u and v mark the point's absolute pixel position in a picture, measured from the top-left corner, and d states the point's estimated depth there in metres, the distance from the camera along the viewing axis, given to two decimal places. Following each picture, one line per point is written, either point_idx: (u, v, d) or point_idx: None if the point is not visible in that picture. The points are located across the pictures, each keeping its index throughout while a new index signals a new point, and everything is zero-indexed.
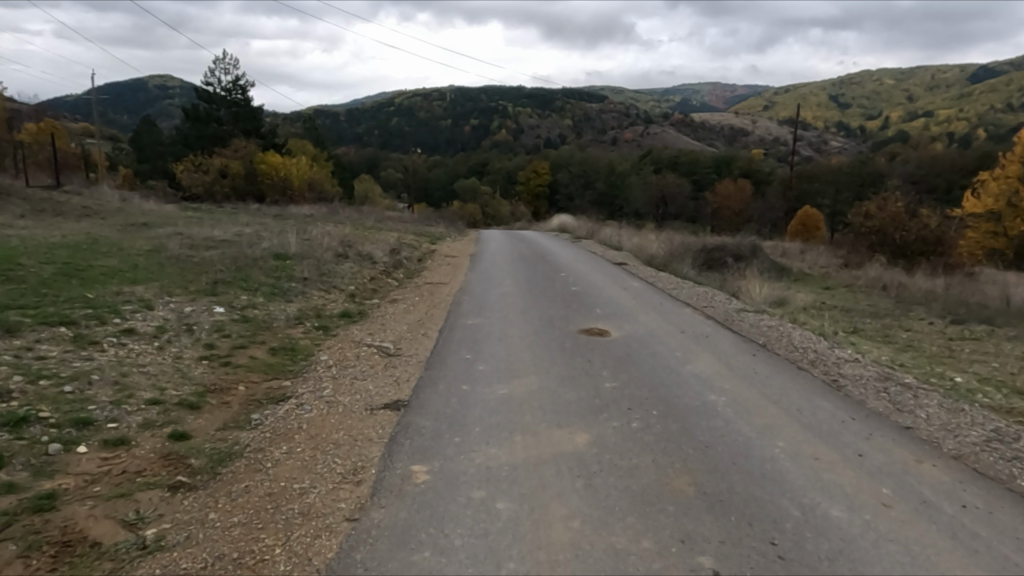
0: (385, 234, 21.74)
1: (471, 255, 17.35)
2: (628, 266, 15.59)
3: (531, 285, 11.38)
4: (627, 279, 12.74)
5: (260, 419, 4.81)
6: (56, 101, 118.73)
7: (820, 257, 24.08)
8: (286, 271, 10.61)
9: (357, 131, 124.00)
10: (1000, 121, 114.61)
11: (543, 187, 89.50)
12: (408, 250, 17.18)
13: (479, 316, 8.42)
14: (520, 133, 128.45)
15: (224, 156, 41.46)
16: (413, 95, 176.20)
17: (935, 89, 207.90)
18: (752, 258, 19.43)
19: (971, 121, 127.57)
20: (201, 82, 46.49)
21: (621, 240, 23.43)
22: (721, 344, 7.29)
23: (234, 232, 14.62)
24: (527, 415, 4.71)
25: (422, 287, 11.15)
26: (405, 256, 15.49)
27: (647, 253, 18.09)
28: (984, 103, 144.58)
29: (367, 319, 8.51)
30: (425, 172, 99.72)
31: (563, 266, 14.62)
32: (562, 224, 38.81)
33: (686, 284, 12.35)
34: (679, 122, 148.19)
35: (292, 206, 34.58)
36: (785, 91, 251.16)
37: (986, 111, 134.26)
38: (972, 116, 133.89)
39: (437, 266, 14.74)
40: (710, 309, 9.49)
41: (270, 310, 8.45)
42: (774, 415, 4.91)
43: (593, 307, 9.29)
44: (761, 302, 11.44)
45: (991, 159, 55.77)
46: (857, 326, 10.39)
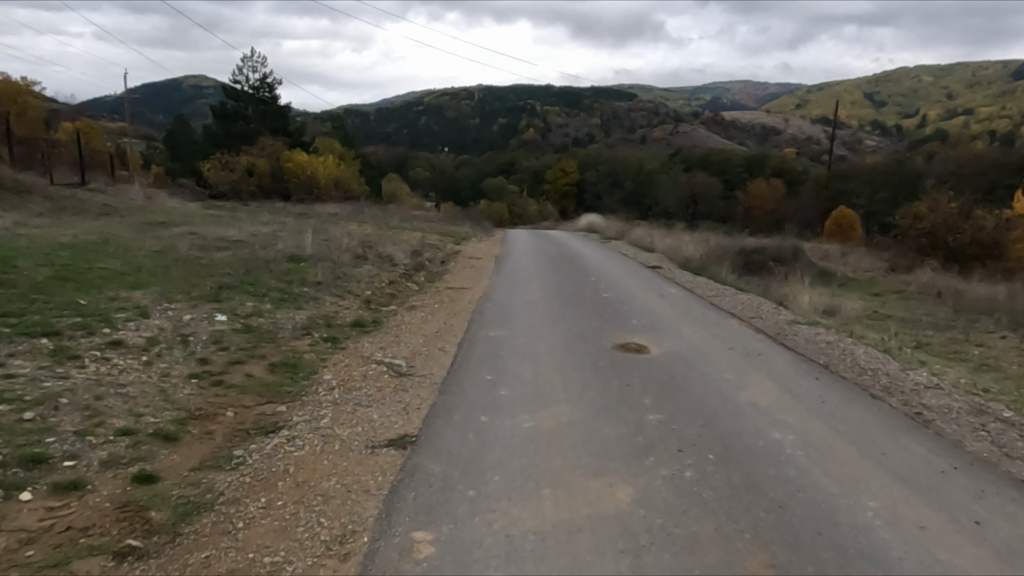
0: (409, 234, 21.20)
1: (497, 257, 16.62)
2: (661, 270, 14.72)
3: (560, 292, 10.58)
4: (663, 285, 11.89)
5: (243, 458, 4.10)
6: (93, 102, 121.32)
7: (865, 260, 22.89)
8: (298, 274, 9.97)
9: (385, 131, 124.16)
10: None
11: (570, 187, 88.42)
12: (431, 252, 16.54)
13: (502, 327, 7.67)
14: (548, 132, 127.62)
15: (251, 154, 41.35)
16: (441, 94, 176.17)
17: (975, 87, 201.74)
18: (793, 261, 18.39)
19: (1014, 119, 123.25)
20: (229, 80, 46.53)
21: (653, 241, 22.56)
22: (776, 365, 6.44)
23: (250, 232, 14.08)
24: (556, 459, 3.93)
25: (444, 292, 10.44)
26: (427, 258, 14.83)
27: (682, 255, 17.19)
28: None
29: (381, 328, 7.80)
30: (452, 171, 99.28)
31: (593, 270, 13.80)
32: (590, 225, 37.93)
33: (728, 291, 11.44)
34: (709, 121, 145.77)
35: (317, 205, 34.35)
36: (819, 89, 246.27)
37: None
38: (1014, 115, 129.53)
39: (461, 269, 14.02)
40: (758, 321, 8.60)
41: (277, 318, 7.80)
42: (856, 462, 4.05)
43: (629, 318, 8.47)
44: (810, 311, 10.53)
45: None
46: (920, 339, 9.41)
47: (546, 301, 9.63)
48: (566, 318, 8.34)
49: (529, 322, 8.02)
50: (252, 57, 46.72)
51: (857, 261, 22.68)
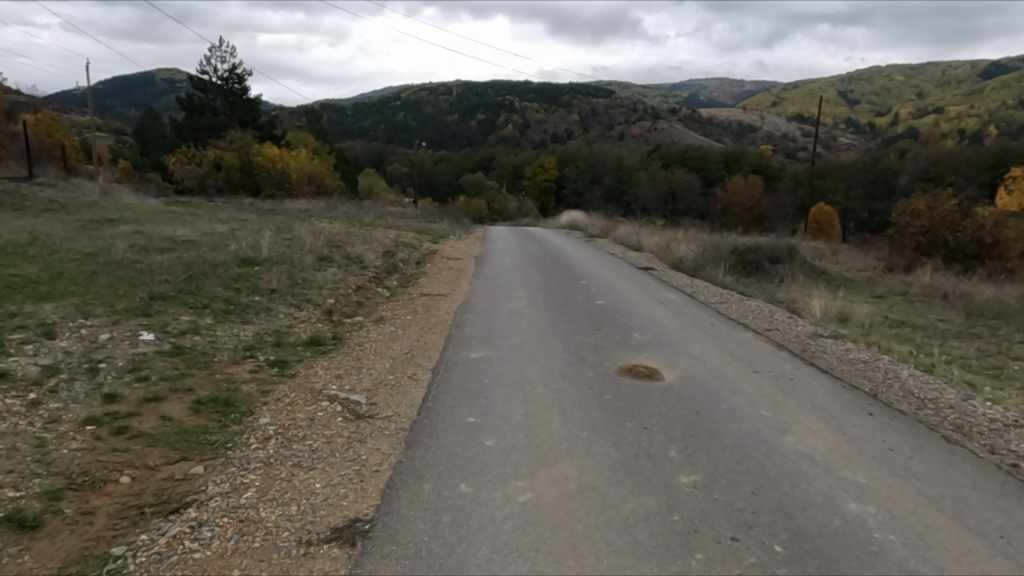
0: (382, 232, 19.96)
1: (477, 257, 15.48)
2: (654, 271, 13.66)
3: (550, 299, 9.44)
4: (661, 290, 10.83)
5: (123, 560, 2.86)
6: (59, 96, 117.71)
7: (856, 259, 22.16)
8: (250, 280, 8.72)
9: (362, 126, 122.07)
10: (1012, 118, 112.31)
11: (550, 183, 87.38)
12: (405, 252, 15.31)
13: (484, 345, 6.53)
14: (527, 128, 126.46)
15: (218, 148, 39.62)
16: (419, 89, 174.16)
17: (945, 85, 204.84)
18: (789, 261, 17.49)
19: (984, 118, 124.99)
20: (196, 71, 44.63)
21: (640, 239, 21.60)
22: (815, 394, 5.37)
23: (203, 230, 12.72)
24: (571, 563, 2.78)
25: (418, 300, 9.26)
26: (400, 259, 13.60)
27: (674, 255, 16.20)
28: (995, 99, 142.09)
29: (342, 347, 6.58)
30: (430, 167, 97.72)
31: (583, 273, 12.70)
32: (571, 222, 37.00)
33: (733, 297, 10.42)
34: (687, 118, 145.84)
35: (287, 201, 32.89)
36: (794, 87, 248.45)
37: (999, 107, 131.63)
38: (983, 113, 131.51)
39: (437, 271, 12.82)
40: (776, 335, 7.55)
41: (217, 336, 6.56)
42: (979, 559, 2.95)
43: (631, 332, 7.37)
44: (824, 318, 9.55)
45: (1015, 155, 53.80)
46: (952, 352, 8.43)
47: (534, 311, 8.52)
48: (559, 333, 7.24)
49: (518, 338, 6.89)
50: (220, 48, 44.83)
51: (849, 260, 21.92)
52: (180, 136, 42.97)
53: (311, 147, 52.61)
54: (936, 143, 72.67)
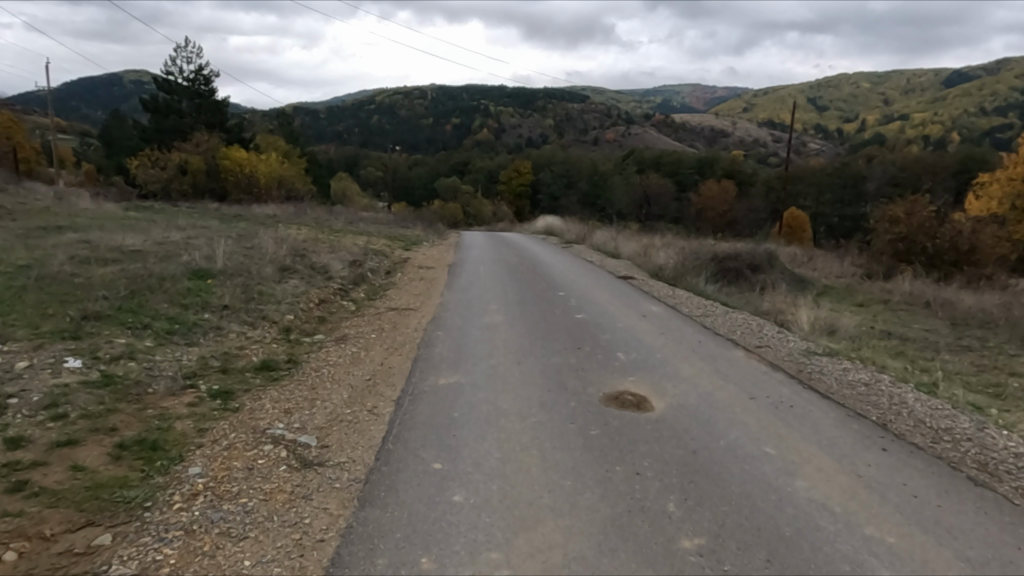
0: (351, 239, 19.27)
1: (450, 266, 14.88)
2: (633, 281, 13.22)
3: (526, 313, 8.89)
4: (643, 301, 10.36)
5: None
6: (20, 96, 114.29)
7: (833, 266, 22.03)
8: (201, 295, 8.01)
9: (335, 129, 120.60)
10: (974, 126, 115.25)
11: (525, 188, 87.09)
12: (374, 261, 14.64)
13: (455, 370, 5.93)
14: (502, 132, 126.22)
15: (184, 150, 38.42)
16: (393, 93, 172.92)
17: (909, 93, 209.60)
18: (769, 268, 17.19)
19: (946, 125, 128.06)
20: (161, 72, 43.30)
21: (617, 245, 21.22)
22: (820, 424, 4.87)
23: (156, 239, 11.92)
24: None
25: (385, 315, 8.65)
26: (368, 268, 12.94)
27: (655, 263, 15.77)
28: (957, 107, 145.70)
29: (298, 373, 5.94)
30: (405, 171, 96.74)
31: (561, 283, 12.18)
32: (547, 228, 36.55)
33: (717, 309, 9.98)
34: (660, 123, 146.90)
35: (255, 206, 31.94)
36: (764, 94, 252.21)
37: (960, 115, 134.96)
38: (945, 121, 134.74)
39: (407, 281, 12.22)
40: (767, 353, 7.09)
41: (155, 361, 5.85)
42: None
43: (615, 352, 6.84)
44: (812, 331, 9.15)
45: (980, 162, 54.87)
46: (948, 368, 8.05)
47: (510, 327, 7.95)
48: (537, 353, 6.69)
49: (494, 361, 6.31)
50: (186, 48, 43.77)
51: (827, 266, 21.77)
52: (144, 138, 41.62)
53: (281, 151, 51.50)
54: (901, 150, 74.05)
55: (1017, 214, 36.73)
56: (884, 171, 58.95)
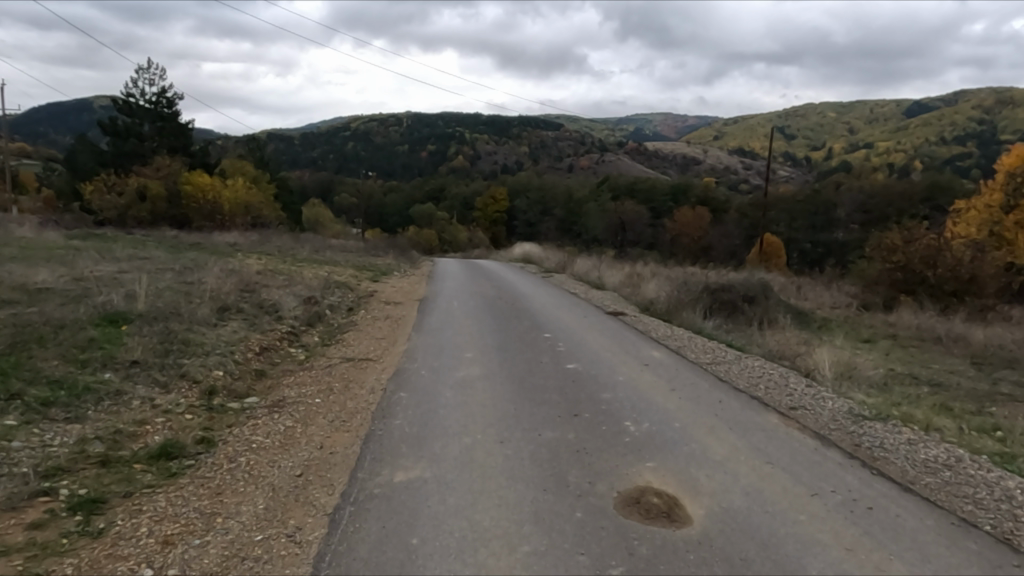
0: (314, 271, 17.79)
1: (421, 301, 13.42)
2: (623, 317, 11.90)
3: (507, 363, 7.47)
4: (640, 344, 9.02)
5: None
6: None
7: (825, 295, 21.02)
8: (106, 347, 6.45)
9: (309, 155, 118.96)
10: (935, 154, 118.34)
11: (501, 214, 86.17)
12: (335, 296, 13.11)
13: (418, 455, 4.47)
14: (477, 159, 125.85)
15: (143, 175, 36.61)
16: (369, 120, 172.05)
17: (873, 122, 214.74)
18: (765, 300, 16.08)
19: (910, 153, 130.85)
20: (121, 94, 41.55)
21: (600, 276, 20.04)
22: (929, 547, 3.46)
23: (77, 273, 10.29)
24: None
25: (338, 369, 7.15)
26: (326, 305, 11.41)
27: (645, 297, 14.52)
28: (919, 136, 149.44)
29: (206, 462, 4.44)
30: (379, 197, 95.30)
31: (544, 321, 10.82)
32: (525, 255, 35.29)
33: (727, 353, 8.66)
34: (634, 151, 147.99)
35: (216, 233, 30.28)
36: (734, 122, 257.00)
37: (923, 143, 137.93)
38: (909, 149, 137.88)
39: (368, 319, 10.74)
40: (807, 419, 5.73)
41: (8, 449, 4.29)
42: None
43: (623, 420, 5.44)
44: (838, 380, 7.83)
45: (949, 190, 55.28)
46: (1009, 429, 6.78)
47: (490, 383, 6.55)
48: (525, 423, 5.26)
49: (470, 438, 4.86)
50: (149, 70, 42.20)
51: (819, 296, 20.75)
52: (101, 163, 39.66)
53: (248, 176, 49.79)
54: (870, 177, 74.76)
55: (996, 240, 36.06)
56: (857, 197, 59.06)
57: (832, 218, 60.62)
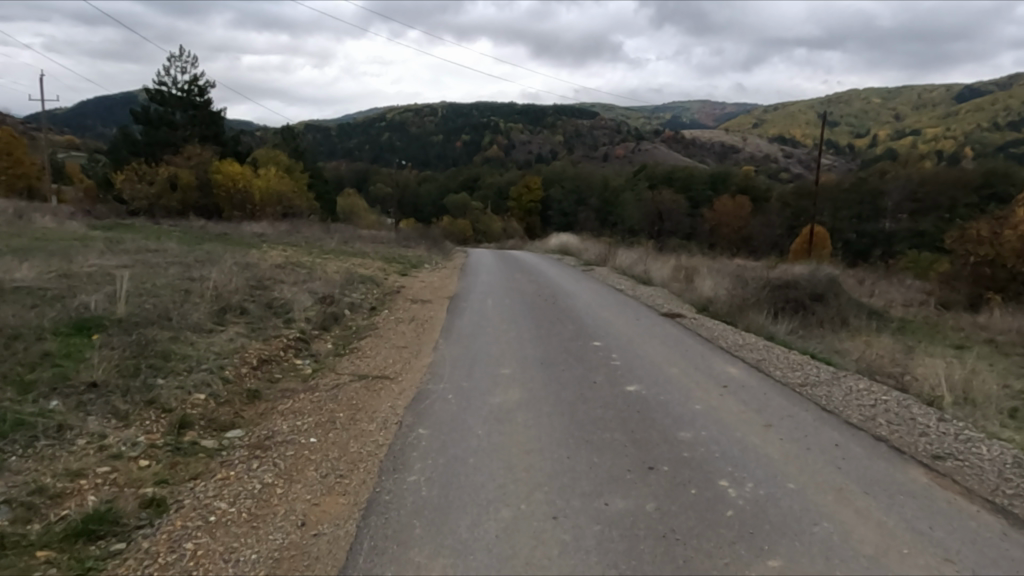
0: (339, 264, 16.67)
1: (451, 298, 12.07)
2: (680, 319, 10.40)
3: (553, 384, 6.06)
4: (710, 356, 7.54)
5: None
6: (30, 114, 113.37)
7: (892, 292, 19.14)
8: (61, 364, 5.25)
9: (346, 145, 118.69)
10: (986, 141, 113.38)
11: (535, 204, 84.54)
12: (358, 293, 11.89)
13: (436, 547, 3.11)
14: (511, 149, 124.33)
15: (174, 164, 36.05)
16: (404, 111, 171.54)
17: (920, 108, 206.82)
18: (836, 298, 14.41)
19: (960, 140, 125.28)
20: (153, 82, 41.12)
21: (646, 270, 18.57)
22: None
23: (67, 268, 9.20)
24: None
25: (348, 389, 5.86)
26: (344, 304, 10.15)
27: (702, 294, 12.93)
28: (970, 122, 143.31)
29: (140, 547, 3.17)
30: (413, 188, 94.57)
31: (592, 325, 9.41)
32: (562, 245, 33.89)
33: (817, 370, 7.13)
34: (670, 139, 144.63)
35: (245, 223, 29.55)
36: (773, 109, 250.22)
37: (974, 130, 131.98)
38: (957, 136, 132.42)
39: (391, 321, 9.47)
40: (966, 477, 4.20)
41: None
42: None
43: (717, 479, 4.01)
44: (966, 408, 6.28)
45: (1010, 178, 52.09)
46: None
47: (532, 414, 5.16)
48: (581, 483, 3.87)
49: (509, 511, 3.50)
50: (180, 58, 41.66)
51: (886, 293, 18.89)
52: (133, 153, 39.34)
53: (281, 165, 49.14)
54: (919, 164, 71.31)
55: None
56: (907, 185, 56.18)
57: (879, 207, 57.88)
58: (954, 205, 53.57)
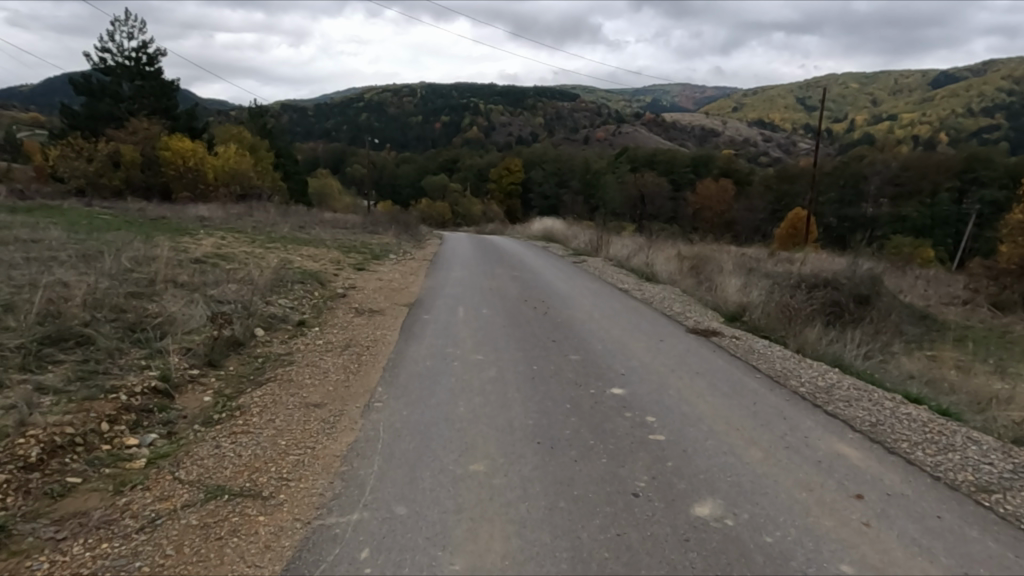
0: (277, 256, 13.79)
1: (408, 305, 9.21)
2: (715, 339, 7.69)
3: (559, 513, 3.26)
4: (798, 422, 4.80)
5: None
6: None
7: (917, 285, 16.87)
8: None
9: (322, 126, 113.94)
10: (961, 126, 112.77)
11: (516, 186, 81.45)
12: (285, 302, 8.98)
13: None
14: (492, 130, 120.97)
15: (117, 139, 32.49)
16: (383, 91, 166.63)
17: (897, 93, 206.46)
18: (884, 299, 12.01)
19: (934, 126, 124.83)
20: (95, 49, 37.26)
21: (647, 261, 16.09)
22: None
23: None
24: None
25: (170, 532, 3.02)
26: (254, 325, 7.26)
27: (730, 298, 10.36)
28: (945, 107, 143.00)
29: None
30: (391, 169, 91.09)
31: (604, 353, 6.68)
32: (546, 231, 31.33)
33: (968, 445, 4.49)
34: (651, 122, 142.00)
35: (192, 206, 26.32)
36: (753, 93, 248.55)
37: (949, 116, 131.32)
38: (933, 121, 131.86)
39: (317, 348, 6.64)
40: None
41: None
42: None
43: None
44: None
45: (1001, 164, 50.53)
46: None
47: None
48: None
49: None
50: (127, 22, 37.76)
51: (912, 286, 16.59)
52: (74, 126, 35.63)
53: (243, 144, 45.60)
54: (898, 149, 69.95)
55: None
56: (889, 167, 54.59)
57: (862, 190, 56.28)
58: (936, 189, 52.15)
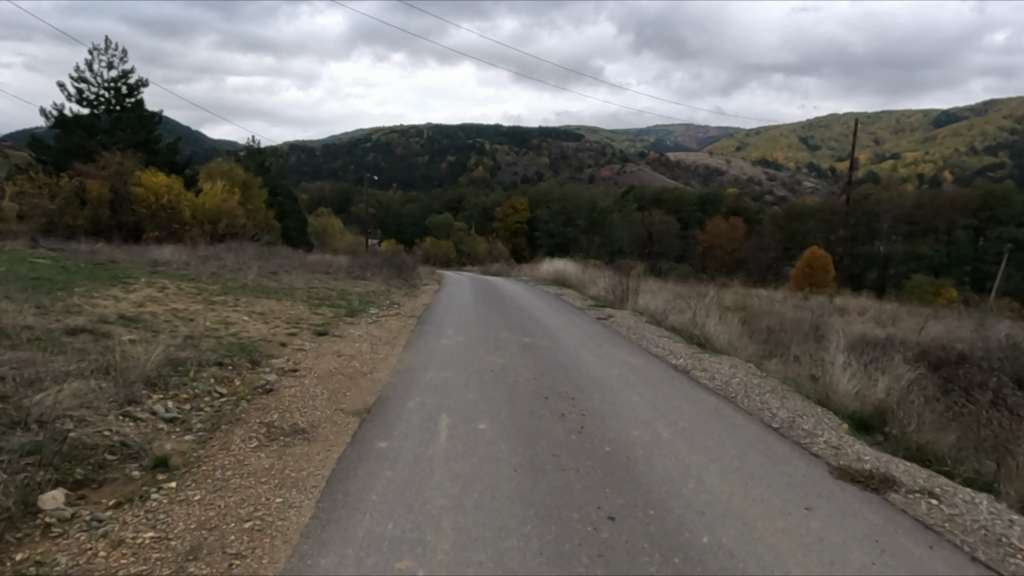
0: (209, 317, 10.42)
1: (357, 415, 5.70)
2: (898, 500, 4.22)
3: None
4: None
5: None
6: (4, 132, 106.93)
7: None
8: None
9: (328, 165, 112.19)
10: (966, 165, 109.89)
11: (521, 225, 78.71)
12: (159, 412, 5.55)
13: None
14: (497, 170, 119.04)
15: (84, 173, 29.63)
16: (391, 132, 165.84)
17: (900, 132, 204.43)
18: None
19: (939, 164, 122.11)
20: (72, 78, 34.82)
21: (685, 319, 12.67)
22: None
23: None
24: None
25: None
26: (37, 491, 3.79)
27: (851, 391, 6.92)
28: (950, 146, 140.24)
29: None
30: (396, 208, 88.48)
31: (720, 565, 3.25)
32: (554, 274, 27.98)
33: None
34: (655, 161, 140.24)
35: (153, 247, 23.22)
36: (758, 133, 247.81)
37: (952, 154, 128.88)
38: (938, 159, 129.12)
39: (128, 562, 3.15)
40: None
41: None
42: None
43: None
44: None
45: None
46: None
47: None
48: None
49: None
50: (107, 51, 35.40)
51: None
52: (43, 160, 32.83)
53: (233, 180, 42.80)
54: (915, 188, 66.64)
55: None
56: (905, 204, 51.57)
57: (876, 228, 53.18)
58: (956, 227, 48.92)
